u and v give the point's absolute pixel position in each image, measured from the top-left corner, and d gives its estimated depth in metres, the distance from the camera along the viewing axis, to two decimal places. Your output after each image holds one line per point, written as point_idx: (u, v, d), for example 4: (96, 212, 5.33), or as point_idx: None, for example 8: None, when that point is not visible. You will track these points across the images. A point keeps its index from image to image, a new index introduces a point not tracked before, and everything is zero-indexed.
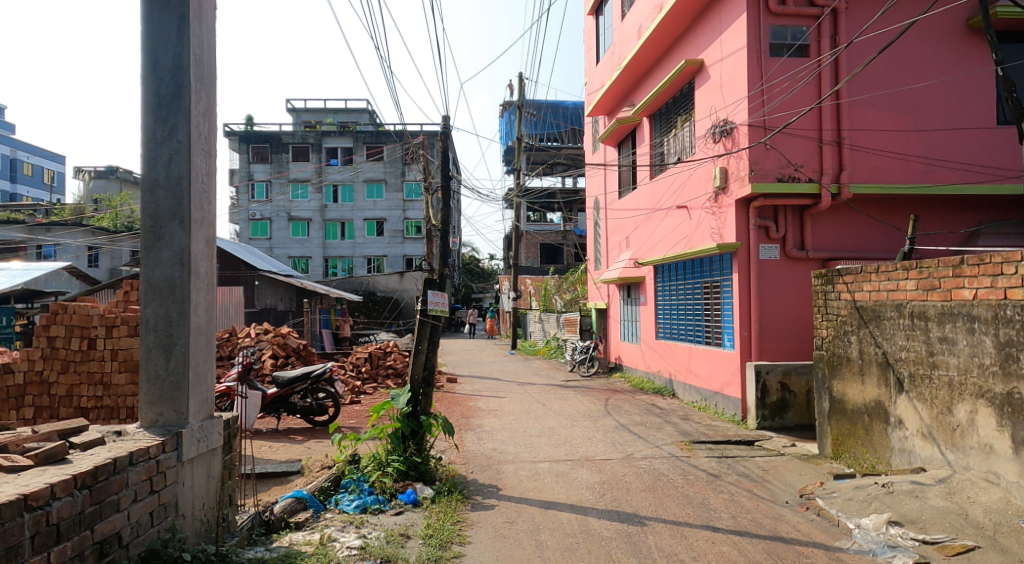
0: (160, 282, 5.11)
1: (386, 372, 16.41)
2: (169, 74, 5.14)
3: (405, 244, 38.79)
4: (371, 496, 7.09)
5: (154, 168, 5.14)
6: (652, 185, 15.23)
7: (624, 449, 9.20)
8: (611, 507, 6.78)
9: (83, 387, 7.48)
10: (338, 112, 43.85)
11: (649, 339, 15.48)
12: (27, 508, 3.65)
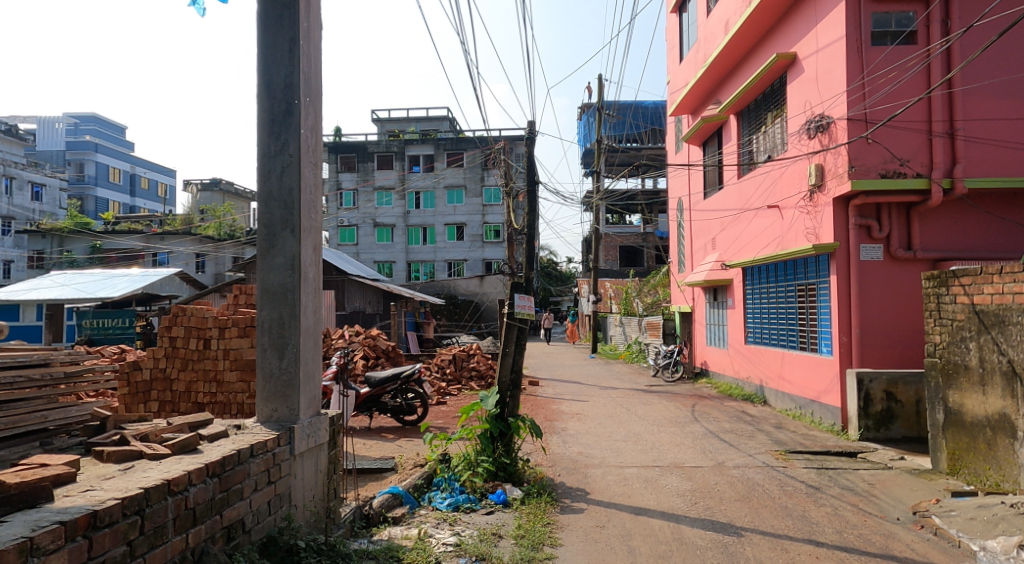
0: (274, 287, 5.52)
1: (470, 374, 16.73)
2: (282, 92, 5.56)
3: (484, 248, 39.27)
4: (463, 495, 7.34)
5: (269, 180, 5.56)
6: (740, 185, 14.87)
7: (715, 457, 9.05)
8: (704, 515, 6.73)
9: (199, 383, 8.13)
10: (420, 121, 45.23)
11: (737, 344, 15.07)
12: (169, 492, 4.07)
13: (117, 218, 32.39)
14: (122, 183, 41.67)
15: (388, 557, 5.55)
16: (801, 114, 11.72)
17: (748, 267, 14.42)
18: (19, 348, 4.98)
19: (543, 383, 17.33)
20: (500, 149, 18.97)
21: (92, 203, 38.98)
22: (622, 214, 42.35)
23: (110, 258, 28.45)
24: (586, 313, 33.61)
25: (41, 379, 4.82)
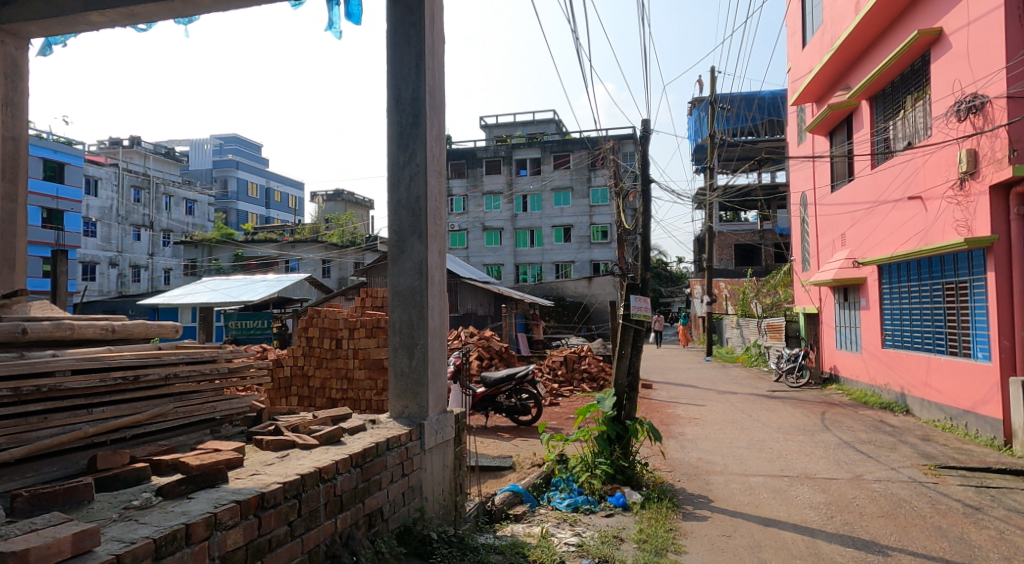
0: (403, 290, 5.89)
1: (581, 376, 16.76)
2: (409, 105, 5.92)
3: (592, 249, 38.71)
4: (582, 496, 7.47)
5: (398, 189, 5.93)
6: (874, 176, 14.04)
7: (852, 469, 8.61)
8: (843, 531, 6.46)
9: (332, 380, 8.71)
10: (527, 125, 45.81)
11: (873, 349, 14.18)
12: (321, 479, 4.49)
13: (256, 228, 35.05)
14: (259, 197, 44.95)
15: (514, 552, 5.77)
16: (949, 95, 10.88)
17: (882, 264, 13.58)
18: (192, 343, 5.52)
19: (657, 387, 17.05)
20: (608, 149, 18.67)
21: (234, 215, 42.38)
22: (737, 211, 40.96)
23: (250, 265, 31.17)
24: (700, 315, 32.71)
25: (210, 373, 5.24)
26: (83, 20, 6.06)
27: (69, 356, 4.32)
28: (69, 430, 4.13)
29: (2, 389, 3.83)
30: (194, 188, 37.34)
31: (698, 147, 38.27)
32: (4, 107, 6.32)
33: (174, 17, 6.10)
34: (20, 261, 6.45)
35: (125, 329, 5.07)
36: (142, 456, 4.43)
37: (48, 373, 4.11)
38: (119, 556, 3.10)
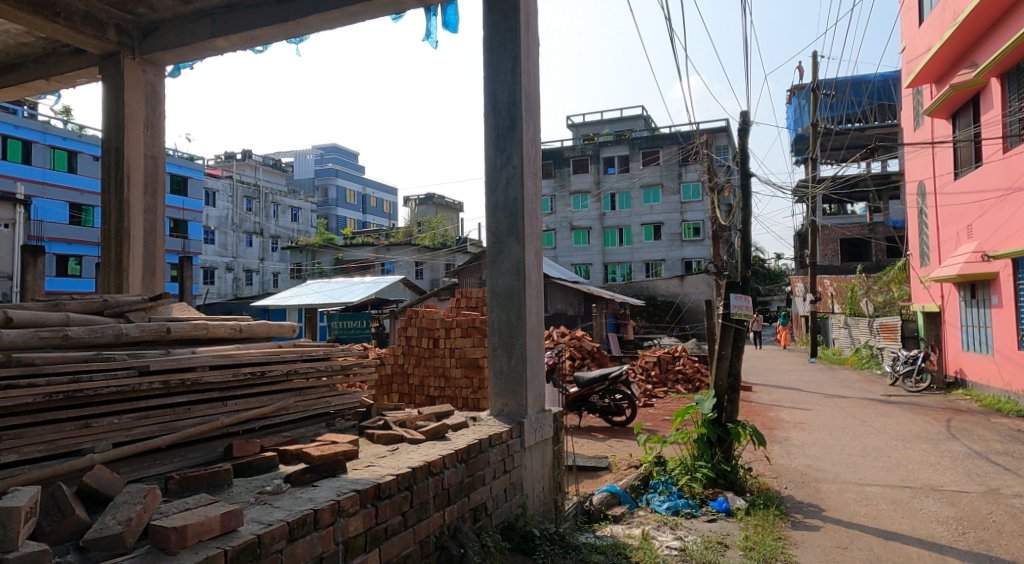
0: (501, 290, 6.01)
1: (676, 378, 16.41)
2: (506, 109, 6.03)
3: (684, 247, 37.32)
4: (682, 500, 7.38)
5: (496, 192, 6.05)
6: (1006, 161, 12.98)
7: (984, 482, 8.02)
8: (976, 549, 6.05)
9: (431, 378, 8.91)
10: (614, 122, 45.29)
11: (1006, 351, 13.11)
12: (430, 473, 4.66)
13: (355, 232, 36.35)
14: (357, 202, 46.28)
15: (616, 553, 5.79)
16: None
17: (1017, 256, 12.52)
18: (308, 341, 5.86)
19: (757, 389, 16.48)
20: (700, 144, 18.08)
21: (334, 221, 44.11)
22: (841, 203, 38.96)
23: (349, 268, 32.74)
24: (803, 314, 31.33)
25: (325, 369, 5.55)
26: (209, 45, 6.53)
27: (205, 354, 4.63)
28: (208, 420, 4.41)
29: (152, 381, 4.09)
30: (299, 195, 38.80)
31: (800, 137, 36.58)
32: (145, 129, 6.93)
33: (289, 38, 6.47)
34: (160, 266, 7.07)
35: (250, 329, 5.47)
36: (269, 445, 4.75)
37: (188, 368, 4.42)
38: (260, 536, 3.26)
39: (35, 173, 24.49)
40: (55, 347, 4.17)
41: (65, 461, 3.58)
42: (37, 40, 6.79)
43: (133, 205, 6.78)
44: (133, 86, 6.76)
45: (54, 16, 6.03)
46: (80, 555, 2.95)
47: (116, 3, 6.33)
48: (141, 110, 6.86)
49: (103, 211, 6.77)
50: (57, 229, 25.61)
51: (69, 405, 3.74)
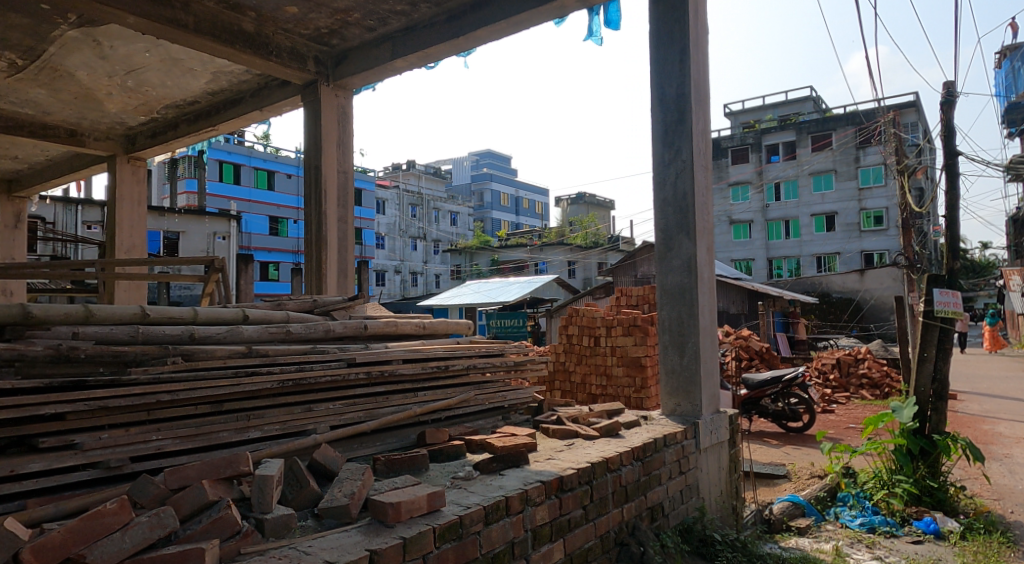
0: (672, 288, 5.71)
1: (860, 383, 15.02)
2: (674, 102, 5.67)
3: (863, 239, 30.52)
4: (878, 517, 6.79)
5: (664, 187, 5.73)
6: None
7: None
8: None
9: (592, 377, 7.71)
10: (779, 107, 40.39)
11: None
12: (608, 469, 4.60)
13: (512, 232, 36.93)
14: (509, 204, 46.02)
15: None
16: None
17: None
18: (483, 338, 6.05)
19: (963, 398, 14.64)
20: (885, 123, 16.25)
21: (490, 224, 44.18)
22: None
23: (505, 268, 33.43)
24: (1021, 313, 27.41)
25: (500, 365, 5.67)
26: (391, 67, 6.97)
27: (398, 348, 4.97)
28: (402, 408, 4.72)
29: (359, 371, 4.48)
30: (457, 200, 39.36)
31: (1015, 108, 31.94)
32: (338, 146, 7.39)
33: (460, 52, 6.71)
34: (351, 271, 7.45)
35: (433, 326, 5.78)
36: (456, 435, 5.01)
37: (385, 360, 4.76)
38: (461, 517, 3.30)
39: (241, 193, 27.45)
40: (280, 341, 4.62)
41: (295, 440, 4.00)
42: (252, 76, 7.58)
43: (330, 215, 7.24)
44: (327, 107, 7.25)
45: (268, 55, 6.66)
46: (317, 521, 3.25)
47: (313, 37, 6.93)
48: (334, 130, 7.33)
49: (306, 221, 7.29)
50: (263, 240, 28.27)
51: (296, 391, 4.15)
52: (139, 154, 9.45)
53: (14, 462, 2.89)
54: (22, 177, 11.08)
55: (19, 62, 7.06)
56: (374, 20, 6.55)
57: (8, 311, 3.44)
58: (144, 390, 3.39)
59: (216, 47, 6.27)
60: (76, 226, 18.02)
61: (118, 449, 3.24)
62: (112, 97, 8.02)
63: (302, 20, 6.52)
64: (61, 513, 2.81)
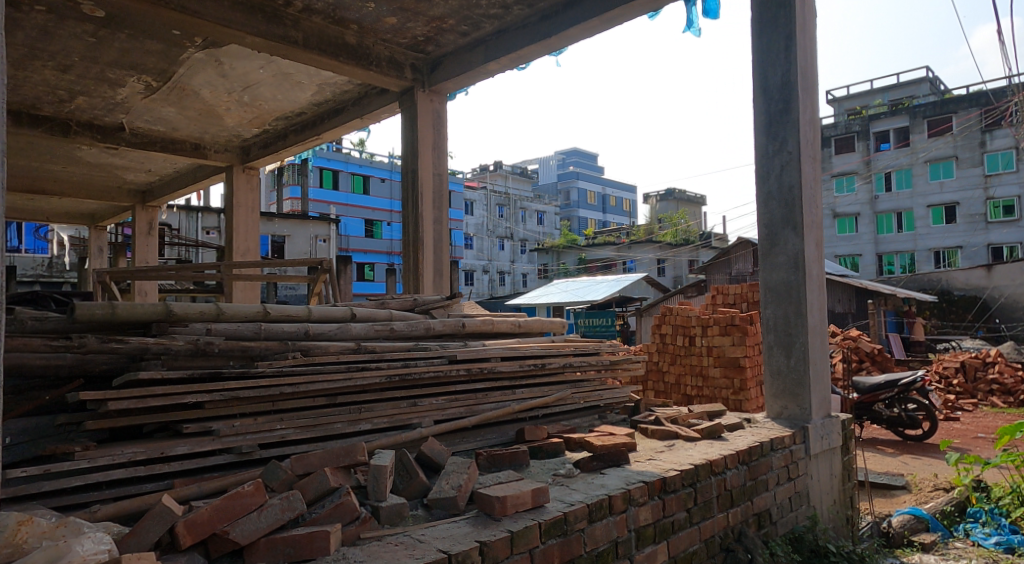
0: (777, 285, 5.50)
1: (988, 388, 13.83)
2: (778, 92, 5.45)
3: (989, 231, 27.72)
4: (1017, 536, 6.18)
5: (767, 180, 5.53)
6: None
7: None
8: None
9: (687, 377, 7.43)
10: (890, 90, 37.72)
11: None
12: (712, 472, 4.49)
13: (601, 232, 34.70)
14: (598, 203, 42.74)
15: None
16: None
17: None
18: (578, 336, 6.02)
19: None
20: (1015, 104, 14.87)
21: (576, 222, 41.30)
22: None
23: (592, 267, 31.53)
24: None
25: (596, 364, 5.64)
26: (484, 70, 7.07)
27: (496, 346, 5.06)
28: (501, 405, 4.78)
29: (459, 368, 4.59)
30: (543, 199, 35.45)
31: None
32: (433, 150, 7.51)
33: (553, 52, 6.70)
34: (447, 270, 7.58)
35: (528, 324, 5.79)
36: (555, 432, 4.96)
37: (484, 358, 4.86)
38: (566, 513, 3.32)
39: (339, 197, 27.86)
40: (385, 338, 4.80)
41: (403, 432, 4.15)
42: (354, 86, 7.90)
43: (426, 217, 7.43)
44: (422, 113, 7.40)
45: (368, 64, 6.91)
46: (427, 511, 3.33)
47: (410, 45, 7.14)
48: (430, 133, 7.46)
49: (404, 224, 7.51)
50: (359, 241, 28.81)
51: (402, 386, 4.31)
52: (253, 164, 10.06)
53: (162, 445, 3.16)
54: (153, 189, 12.05)
55: (153, 84, 7.68)
56: (468, 25, 6.65)
57: (151, 308, 3.75)
58: (268, 382, 3.62)
59: (323, 60, 6.59)
60: (197, 232, 19.38)
61: (248, 436, 3.48)
62: (230, 112, 8.59)
63: (400, 29, 6.73)
64: (203, 493, 3.07)
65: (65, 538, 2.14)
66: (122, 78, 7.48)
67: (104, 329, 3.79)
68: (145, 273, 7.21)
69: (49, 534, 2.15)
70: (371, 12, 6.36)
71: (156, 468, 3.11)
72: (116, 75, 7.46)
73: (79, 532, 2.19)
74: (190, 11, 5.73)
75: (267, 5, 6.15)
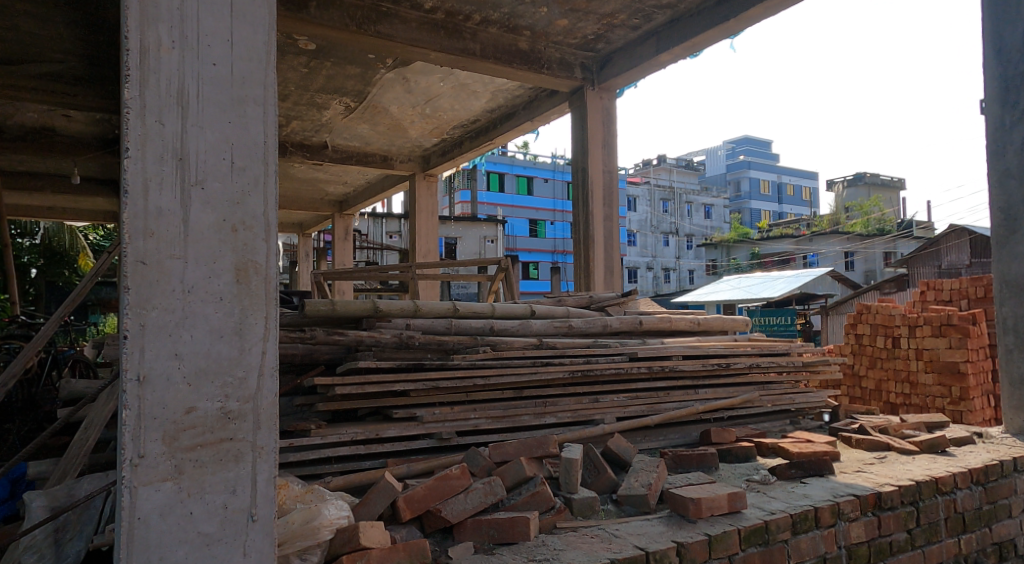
0: (1017, 279, 4.86)
1: None
2: (1018, 54, 4.78)
3: None
4: None
5: (1003, 157, 4.89)
6: None
7: None
8: None
9: (890, 382, 6.80)
10: None
11: None
12: (939, 491, 4.04)
13: (770, 223, 31.22)
14: (772, 193, 39.00)
15: None
16: None
17: None
18: (763, 335, 5.72)
19: None
20: None
21: (748, 214, 37.34)
22: None
23: (767, 263, 26.70)
24: None
25: (789, 366, 5.32)
26: (657, 62, 6.86)
27: (677, 344, 4.95)
28: (685, 405, 4.67)
29: (640, 365, 4.56)
30: (711, 191, 32.74)
31: None
32: (603, 146, 7.41)
33: (730, 36, 6.37)
34: (618, 268, 7.46)
35: (708, 322, 5.60)
36: (743, 436, 4.73)
37: (665, 356, 4.78)
38: (767, 522, 3.19)
39: (504, 199, 26.89)
40: (564, 335, 4.90)
41: (587, 428, 4.21)
42: (526, 90, 8.13)
43: (596, 214, 7.37)
44: (593, 110, 7.38)
45: (541, 68, 7.06)
46: (617, 507, 3.35)
47: (581, 45, 7.18)
48: (599, 129, 7.39)
49: (575, 222, 7.52)
50: (526, 241, 26.97)
51: (585, 382, 4.38)
52: (433, 172, 10.70)
53: (377, 428, 3.50)
54: (348, 198, 13.19)
55: (351, 104, 8.44)
56: (640, 18, 6.53)
57: (362, 305, 4.13)
58: (463, 374, 3.86)
59: (499, 68, 6.87)
60: (382, 236, 20.92)
61: (447, 423, 3.73)
62: (415, 124, 9.20)
63: (572, 30, 6.81)
64: (411, 473, 3.36)
65: (314, 502, 2.47)
66: (327, 102, 8.32)
67: (324, 323, 4.25)
68: (347, 274, 7.96)
69: (299, 498, 2.49)
70: (543, 16, 6.52)
71: (373, 447, 3.47)
72: (322, 99, 8.30)
73: (323, 498, 2.51)
74: (385, 35, 6.24)
75: (449, 21, 6.54)
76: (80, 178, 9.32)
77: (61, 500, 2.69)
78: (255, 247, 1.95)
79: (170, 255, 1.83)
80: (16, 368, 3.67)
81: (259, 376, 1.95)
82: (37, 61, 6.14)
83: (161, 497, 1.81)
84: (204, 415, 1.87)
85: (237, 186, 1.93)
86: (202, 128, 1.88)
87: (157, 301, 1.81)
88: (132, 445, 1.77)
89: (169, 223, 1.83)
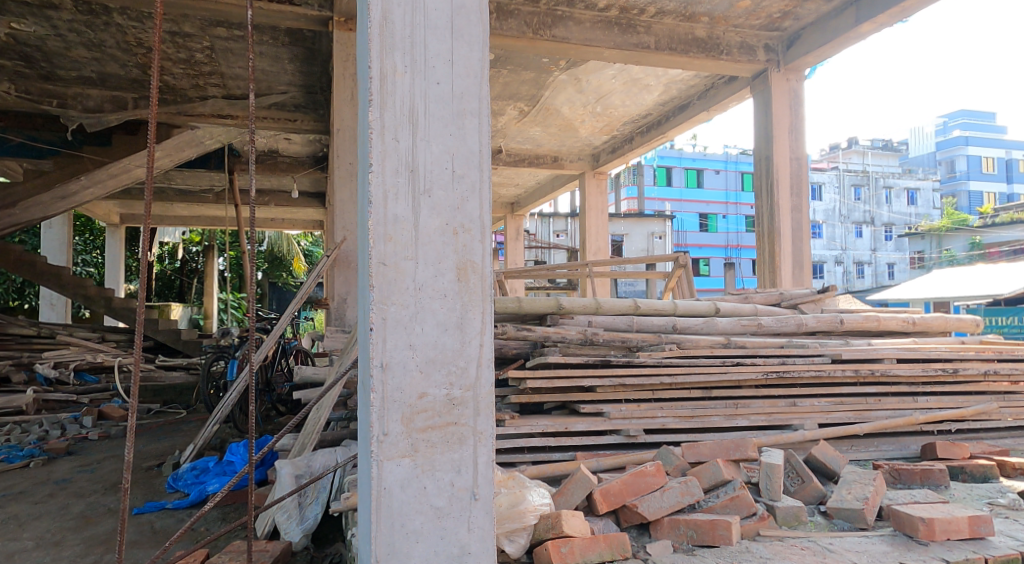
0: None
1: None
2: None
3: None
4: None
5: None
6: None
7: None
8: None
9: None
10: None
11: None
12: None
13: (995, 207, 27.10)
14: (996, 171, 33.88)
15: None
16: None
17: None
18: (997, 338, 5.07)
19: None
20: None
21: (965, 198, 32.69)
22: None
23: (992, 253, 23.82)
24: None
25: None
26: (855, 34, 6.27)
27: (887, 346, 4.53)
28: (900, 414, 4.24)
29: (845, 368, 4.23)
30: (915, 174, 28.89)
31: None
32: (790, 132, 6.97)
33: None
34: (808, 262, 6.97)
35: (925, 322, 5.05)
36: (978, 452, 4.19)
37: (876, 359, 4.39)
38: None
39: (673, 193, 25.91)
40: (752, 333, 4.67)
41: (783, 432, 3.97)
42: (701, 79, 7.85)
43: (782, 205, 6.92)
44: (779, 93, 6.96)
45: (719, 54, 6.81)
46: (827, 520, 3.14)
47: (764, 26, 6.79)
48: (786, 115, 6.97)
49: (758, 214, 7.14)
50: (697, 236, 25.91)
51: (780, 384, 4.15)
52: (603, 169, 10.71)
53: (566, 421, 3.60)
54: (519, 199, 13.58)
55: (525, 108, 8.69)
56: None
57: (546, 302, 4.21)
58: (650, 371, 3.85)
59: (675, 59, 6.71)
60: (549, 235, 21.24)
61: (634, 420, 3.74)
62: (585, 124, 9.27)
63: (755, 10, 6.46)
64: (602, 467, 3.41)
65: (516, 487, 2.63)
66: (503, 108, 8.62)
67: (511, 319, 4.41)
68: (522, 273, 8.21)
69: (502, 484, 2.63)
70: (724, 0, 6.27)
71: (563, 441, 3.57)
72: (498, 106, 8.62)
73: (524, 484, 2.65)
74: (560, 38, 6.37)
75: (624, 17, 6.50)
76: (298, 192, 10.52)
77: (303, 469, 3.07)
78: (473, 248, 2.10)
79: (405, 257, 2.04)
80: (261, 354, 4.30)
81: (478, 366, 2.10)
82: (266, 93, 7.02)
83: (402, 471, 2.02)
84: (434, 400, 2.05)
85: (458, 193, 2.09)
86: (429, 141, 2.07)
87: (395, 298, 2.03)
88: (378, 423, 2.00)
89: (403, 228, 2.04)
